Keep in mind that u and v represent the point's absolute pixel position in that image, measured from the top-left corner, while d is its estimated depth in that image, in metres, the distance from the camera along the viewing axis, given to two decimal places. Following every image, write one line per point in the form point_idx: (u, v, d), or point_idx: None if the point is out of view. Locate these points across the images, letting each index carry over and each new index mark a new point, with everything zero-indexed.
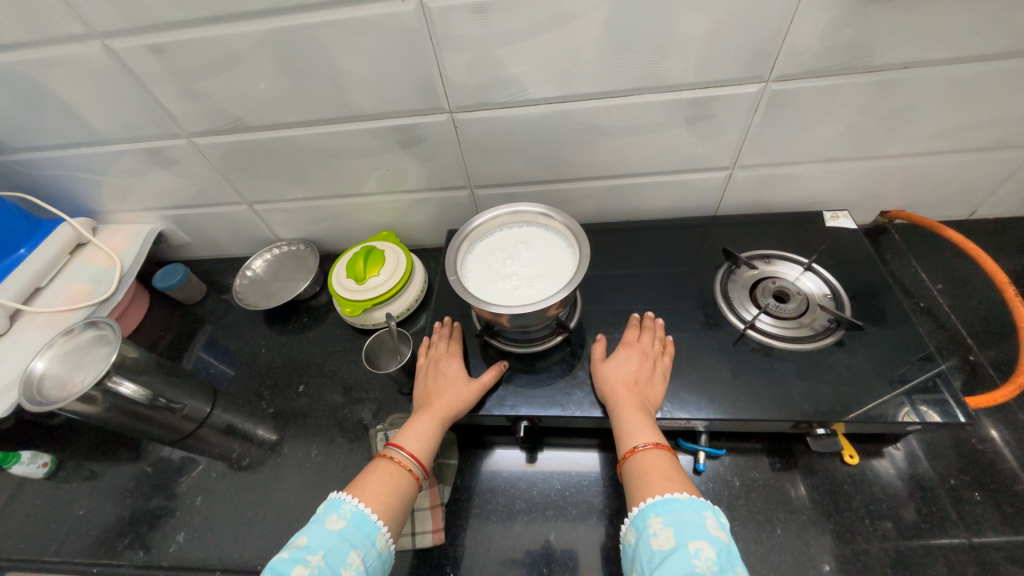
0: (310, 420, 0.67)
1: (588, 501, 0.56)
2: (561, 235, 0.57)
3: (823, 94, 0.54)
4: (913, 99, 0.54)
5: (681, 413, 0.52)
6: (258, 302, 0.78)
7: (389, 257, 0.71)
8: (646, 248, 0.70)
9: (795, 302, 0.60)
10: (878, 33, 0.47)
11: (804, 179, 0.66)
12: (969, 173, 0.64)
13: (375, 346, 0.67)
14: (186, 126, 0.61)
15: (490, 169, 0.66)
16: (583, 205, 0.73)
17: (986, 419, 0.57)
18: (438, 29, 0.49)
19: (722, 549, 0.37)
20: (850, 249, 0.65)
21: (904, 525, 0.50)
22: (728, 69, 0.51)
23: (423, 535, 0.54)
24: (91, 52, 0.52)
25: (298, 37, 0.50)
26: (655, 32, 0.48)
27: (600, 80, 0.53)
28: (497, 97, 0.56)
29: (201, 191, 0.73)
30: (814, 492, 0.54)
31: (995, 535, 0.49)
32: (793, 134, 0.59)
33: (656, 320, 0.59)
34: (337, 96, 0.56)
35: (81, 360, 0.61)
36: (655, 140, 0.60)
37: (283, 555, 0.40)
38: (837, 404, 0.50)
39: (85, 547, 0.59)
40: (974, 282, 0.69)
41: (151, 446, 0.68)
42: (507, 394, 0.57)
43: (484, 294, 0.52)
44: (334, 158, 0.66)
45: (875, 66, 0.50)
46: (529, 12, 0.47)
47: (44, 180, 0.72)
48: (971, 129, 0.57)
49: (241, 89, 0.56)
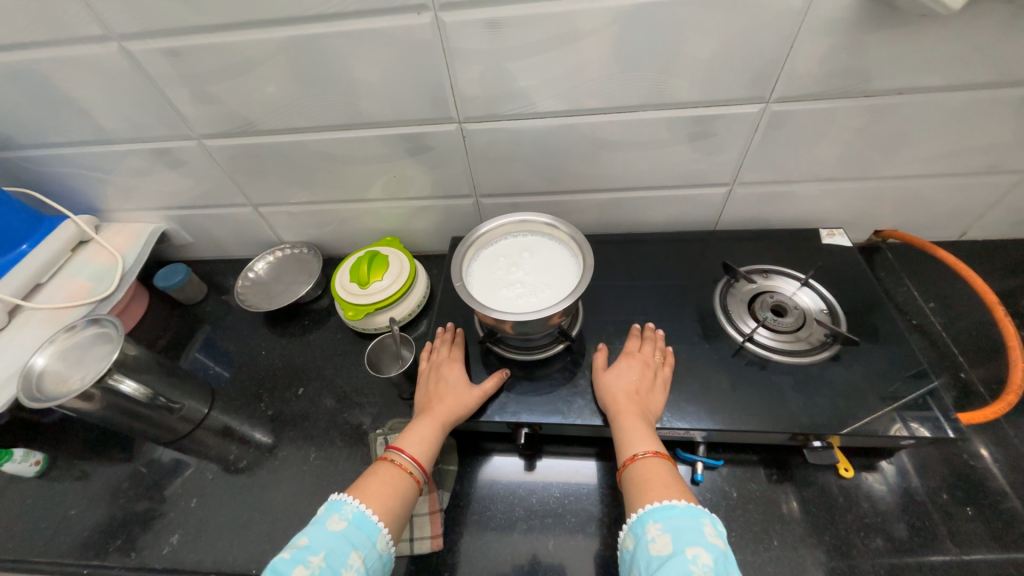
0: (309, 423, 0.67)
1: (586, 509, 0.56)
2: (566, 245, 0.58)
3: (820, 116, 0.56)
4: (905, 125, 0.56)
5: (681, 423, 0.53)
6: (259, 304, 0.78)
7: (393, 263, 0.72)
8: (648, 260, 0.72)
9: (793, 316, 0.61)
10: (874, 61, 0.49)
11: (800, 197, 0.68)
12: (960, 197, 0.66)
13: (375, 352, 0.67)
14: (198, 128, 0.62)
15: (497, 178, 0.68)
16: (586, 216, 0.74)
17: (976, 437, 0.58)
18: (452, 42, 0.50)
19: (719, 555, 0.38)
20: (846, 266, 0.66)
21: (897, 539, 0.51)
22: (729, 91, 0.53)
23: (422, 541, 0.53)
24: (107, 53, 0.53)
25: (314, 45, 0.51)
26: (661, 52, 0.50)
27: (607, 96, 0.55)
28: (506, 109, 0.57)
29: (206, 192, 0.73)
30: (809, 504, 0.54)
31: (985, 551, 0.49)
32: (791, 154, 0.61)
33: (656, 332, 0.60)
34: (349, 103, 0.57)
35: (81, 357, 0.60)
36: (657, 156, 0.62)
37: (283, 555, 0.40)
38: (835, 418, 0.51)
39: (75, 548, 0.58)
40: (964, 302, 0.71)
41: (145, 447, 0.67)
42: (508, 401, 0.57)
43: (488, 300, 0.53)
44: (343, 165, 0.67)
45: (870, 91, 0.52)
46: (540, 30, 0.48)
47: (48, 177, 0.72)
48: (962, 154, 0.59)
49: (255, 93, 0.57)
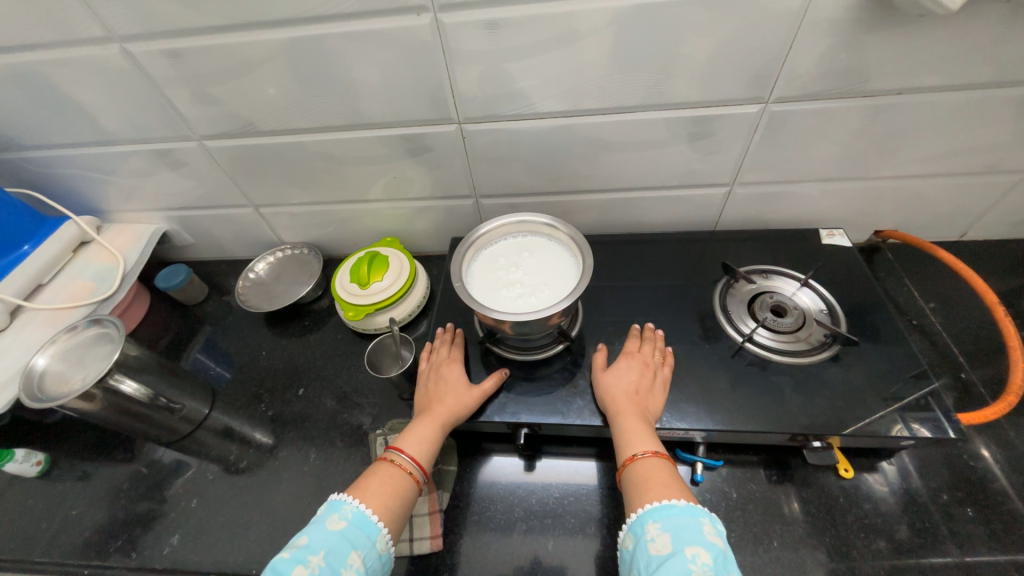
0: (309, 423, 0.67)
1: (586, 510, 0.56)
2: (566, 245, 0.58)
3: (820, 116, 0.56)
4: (905, 125, 0.56)
5: (680, 424, 0.53)
6: (260, 304, 0.78)
7: (393, 263, 0.72)
8: (647, 261, 0.72)
9: (793, 316, 0.61)
10: (873, 61, 0.49)
11: (800, 197, 0.68)
12: (960, 197, 0.66)
13: (375, 352, 0.67)
14: (198, 129, 0.62)
15: (496, 179, 0.68)
16: (586, 216, 0.74)
17: (977, 437, 0.58)
18: (451, 43, 0.50)
19: (719, 555, 0.38)
20: (846, 266, 0.66)
21: (898, 541, 0.51)
22: (729, 91, 0.53)
23: (421, 541, 0.54)
24: (108, 54, 0.53)
25: (314, 46, 0.51)
26: (660, 52, 0.50)
27: (606, 97, 0.55)
28: (505, 109, 0.57)
29: (207, 193, 0.73)
30: (809, 505, 0.54)
31: (986, 552, 0.49)
32: (791, 154, 0.61)
33: (656, 332, 0.60)
34: (349, 104, 0.58)
35: (82, 357, 0.60)
36: (656, 156, 0.62)
37: (283, 555, 0.40)
38: (835, 418, 0.51)
39: (76, 548, 0.59)
40: (965, 303, 0.70)
41: (146, 447, 0.67)
42: (508, 401, 0.57)
43: (488, 300, 0.53)
44: (343, 165, 0.67)
45: (870, 91, 0.52)
46: (539, 30, 0.48)
47: (50, 178, 0.72)
48: (962, 154, 0.59)
49: (255, 94, 0.57)
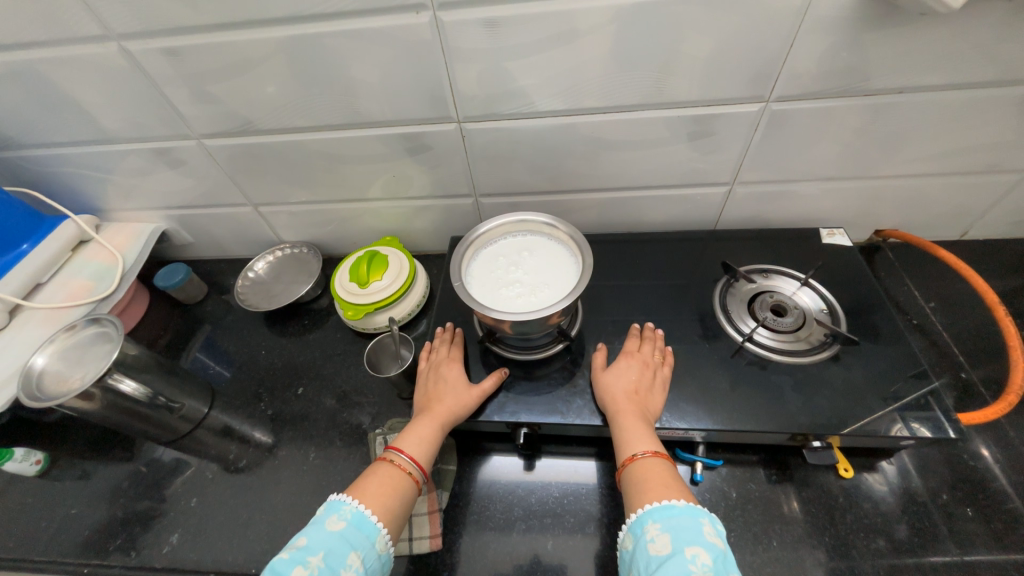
0: (308, 423, 0.67)
1: (585, 509, 0.56)
2: (565, 244, 0.58)
3: (820, 115, 0.55)
4: (906, 124, 0.56)
5: (680, 424, 0.52)
6: (259, 303, 0.78)
7: (392, 262, 0.72)
8: (647, 260, 0.71)
9: (793, 316, 0.61)
10: (874, 59, 0.49)
11: (800, 196, 0.68)
12: (961, 196, 0.66)
13: (375, 352, 0.67)
14: (197, 127, 0.62)
15: (496, 178, 0.68)
16: (586, 215, 0.74)
17: (977, 437, 0.58)
18: (451, 42, 0.50)
19: (719, 556, 0.38)
20: (847, 266, 0.66)
21: (898, 540, 0.51)
22: (729, 90, 0.53)
23: (420, 540, 0.54)
24: (106, 53, 0.53)
25: (313, 45, 0.51)
26: (661, 51, 0.50)
27: (606, 96, 0.55)
28: (505, 108, 0.57)
29: (206, 192, 0.73)
30: (809, 505, 0.54)
31: (985, 552, 0.49)
32: (791, 153, 0.61)
33: (655, 331, 0.60)
34: (348, 103, 0.57)
35: (81, 356, 0.60)
36: (657, 155, 0.62)
37: (282, 556, 0.39)
38: (834, 418, 0.51)
39: (75, 547, 0.59)
40: (965, 302, 0.70)
41: (146, 446, 0.67)
42: (507, 401, 0.57)
43: (487, 299, 0.53)
44: (342, 164, 0.67)
45: (870, 90, 0.52)
46: (539, 29, 0.48)
47: (49, 177, 0.72)
48: (963, 153, 0.59)
49: (254, 93, 0.57)
